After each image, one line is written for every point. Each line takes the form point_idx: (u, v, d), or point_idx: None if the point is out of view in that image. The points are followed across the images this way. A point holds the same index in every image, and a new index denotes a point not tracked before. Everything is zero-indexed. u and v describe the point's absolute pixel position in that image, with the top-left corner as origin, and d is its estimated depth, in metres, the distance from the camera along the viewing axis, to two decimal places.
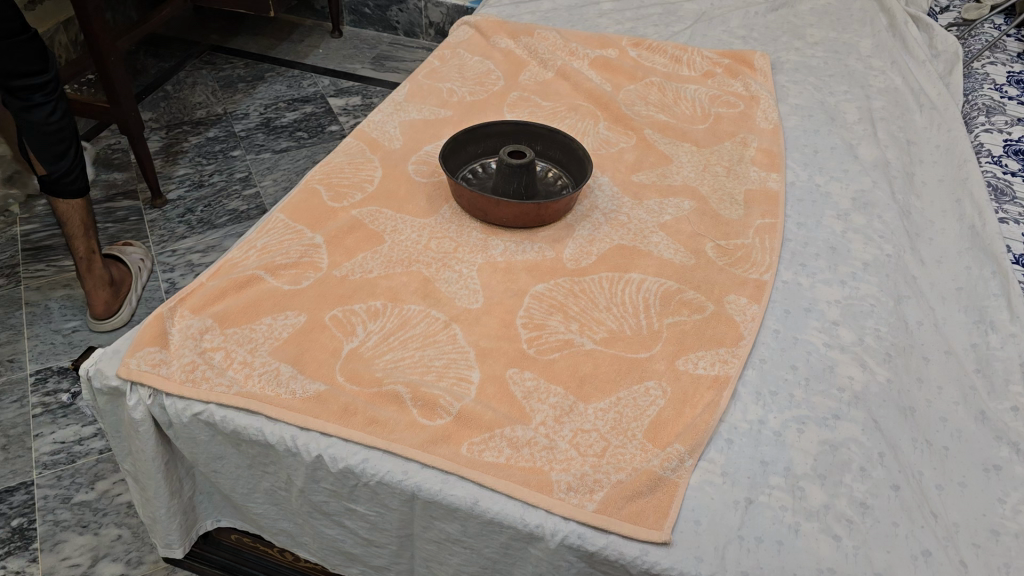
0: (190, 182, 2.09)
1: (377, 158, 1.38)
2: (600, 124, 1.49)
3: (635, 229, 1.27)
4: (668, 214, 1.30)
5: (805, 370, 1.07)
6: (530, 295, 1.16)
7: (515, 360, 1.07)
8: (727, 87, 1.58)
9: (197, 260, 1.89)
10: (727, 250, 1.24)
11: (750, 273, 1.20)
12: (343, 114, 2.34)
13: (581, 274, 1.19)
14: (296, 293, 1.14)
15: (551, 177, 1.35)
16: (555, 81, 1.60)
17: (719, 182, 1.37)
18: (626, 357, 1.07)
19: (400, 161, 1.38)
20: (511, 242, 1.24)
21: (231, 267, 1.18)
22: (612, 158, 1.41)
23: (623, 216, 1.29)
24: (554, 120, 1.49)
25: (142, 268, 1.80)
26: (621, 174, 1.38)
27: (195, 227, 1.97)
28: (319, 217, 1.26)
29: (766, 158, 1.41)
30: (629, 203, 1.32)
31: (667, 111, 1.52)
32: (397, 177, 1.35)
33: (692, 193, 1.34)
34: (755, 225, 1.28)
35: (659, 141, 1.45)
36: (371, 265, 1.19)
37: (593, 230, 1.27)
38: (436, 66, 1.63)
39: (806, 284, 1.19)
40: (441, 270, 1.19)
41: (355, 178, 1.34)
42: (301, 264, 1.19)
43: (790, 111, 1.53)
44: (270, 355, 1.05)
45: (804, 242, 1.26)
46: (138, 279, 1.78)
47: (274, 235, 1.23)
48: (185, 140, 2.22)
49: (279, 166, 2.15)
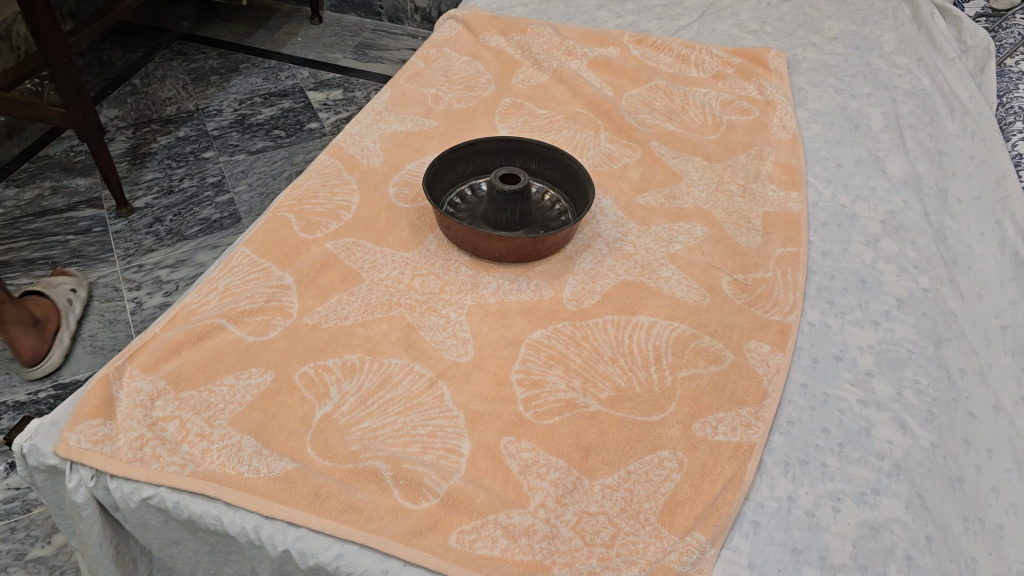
0: (158, 188, 1.94)
1: (354, 178, 1.25)
2: (601, 136, 1.35)
3: (642, 262, 1.14)
4: (679, 243, 1.17)
5: (838, 434, 0.94)
6: (526, 345, 1.03)
7: (511, 426, 0.94)
8: (739, 90, 1.44)
9: (166, 276, 1.75)
10: (745, 287, 1.11)
11: (771, 314, 1.07)
12: (324, 109, 2.19)
13: (584, 318, 1.06)
14: (262, 345, 1.01)
15: (547, 202, 1.21)
16: (550, 85, 1.46)
17: (733, 204, 1.23)
18: (636, 421, 0.95)
19: (380, 183, 1.24)
20: (504, 279, 1.11)
21: (189, 314, 1.04)
22: (615, 176, 1.27)
23: (629, 246, 1.16)
24: (550, 132, 1.35)
25: (71, 302, 1.62)
26: (626, 195, 1.24)
27: (164, 239, 1.83)
28: (288, 253, 1.13)
29: (785, 174, 1.28)
30: (635, 229, 1.19)
31: (674, 120, 1.38)
32: (377, 203, 1.21)
33: (704, 217, 1.21)
34: (775, 255, 1.15)
35: (666, 155, 1.31)
36: (347, 310, 1.06)
37: (595, 264, 1.13)
38: (419, 68, 1.49)
39: (835, 326, 1.06)
40: (426, 316, 1.06)
41: (328, 205, 1.20)
42: (267, 309, 1.05)
43: (809, 118, 1.39)
44: (231, 424, 0.92)
45: (830, 275, 1.13)
46: (67, 314, 1.60)
47: (237, 274, 1.10)
48: (154, 141, 2.07)
49: (255, 168, 2.01)
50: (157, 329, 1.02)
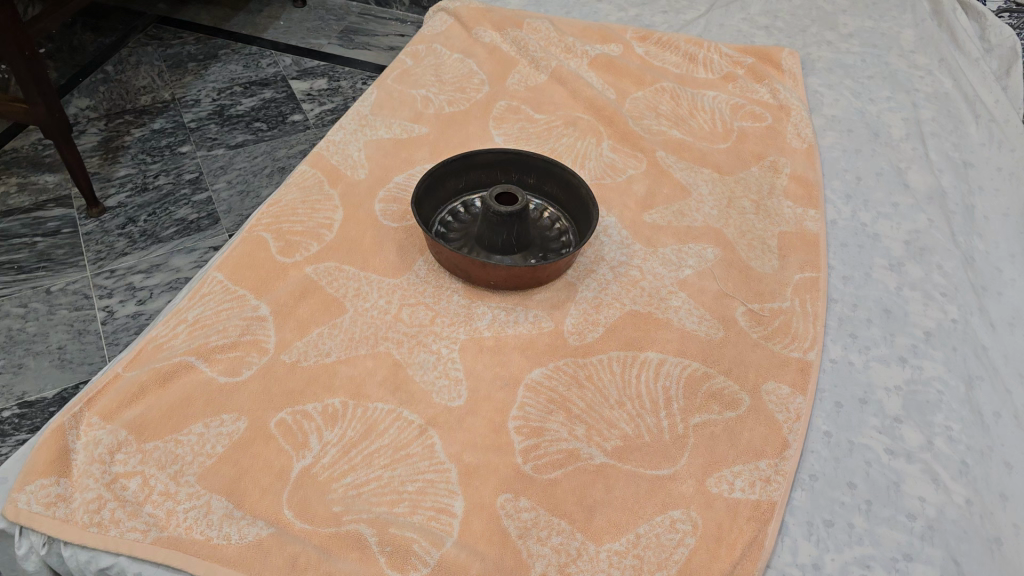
0: (132, 186, 1.83)
1: (337, 191, 1.15)
2: (604, 144, 1.25)
3: (650, 289, 1.05)
4: (689, 267, 1.08)
5: (865, 490, 0.86)
6: (524, 386, 0.94)
7: (508, 482, 0.85)
8: (751, 93, 1.35)
9: (139, 283, 1.65)
10: (761, 318, 1.02)
11: (790, 350, 0.99)
12: (308, 100, 2.08)
13: (587, 354, 0.98)
14: (234, 387, 0.92)
15: (548, 222, 1.12)
16: (549, 86, 1.36)
17: (747, 223, 1.14)
18: (646, 475, 0.86)
19: (365, 198, 1.15)
20: (500, 310, 1.02)
21: (156, 350, 0.95)
22: (619, 190, 1.18)
23: (635, 270, 1.07)
24: (549, 140, 1.26)
25: None
26: (630, 212, 1.15)
27: (137, 241, 1.72)
28: (265, 279, 1.04)
29: (801, 189, 1.19)
30: (641, 251, 1.10)
31: (682, 126, 1.29)
32: (361, 220, 1.12)
33: (715, 237, 1.12)
34: (793, 281, 1.07)
35: (674, 166, 1.22)
36: (329, 346, 0.97)
37: (599, 291, 1.05)
38: (408, 66, 1.39)
39: (858, 363, 0.98)
40: (415, 352, 0.97)
41: (308, 223, 1.11)
42: (241, 345, 0.96)
43: (826, 125, 1.30)
44: (199, 481, 0.84)
45: (852, 303, 1.05)
46: None
47: (208, 303, 1.01)
48: (127, 133, 1.96)
49: (234, 164, 1.90)
50: (119, 368, 0.93)
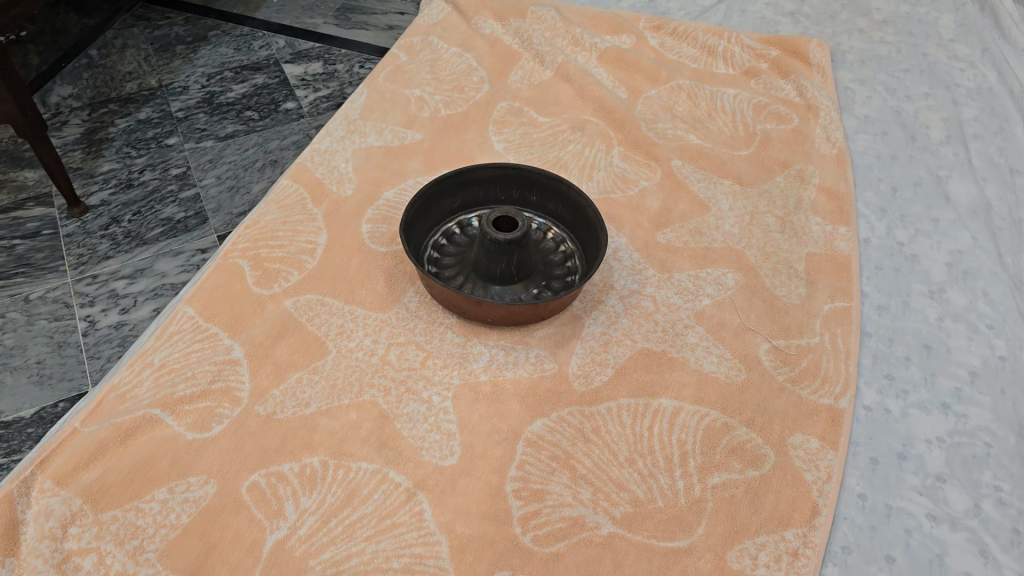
0: (116, 182, 1.74)
1: (321, 210, 1.05)
2: (614, 151, 1.15)
3: (664, 323, 0.95)
4: (707, 297, 0.98)
5: (905, 565, 0.77)
6: (524, 442, 0.85)
7: (504, 556, 0.76)
8: (775, 91, 1.23)
9: (122, 289, 1.56)
10: (788, 357, 0.92)
11: (820, 396, 0.88)
12: (301, 85, 1.97)
13: (594, 401, 0.88)
14: (203, 445, 0.83)
15: (552, 244, 1.02)
16: (554, 83, 1.25)
17: (771, 243, 1.04)
18: (658, 548, 0.77)
19: (352, 217, 1.05)
20: (499, 349, 0.93)
21: (118, 401, 0.87)
22: (631, 206, 1.08)
23: (648, 300, 0.97)
24: (554, 147, 1.15)
25: None
26: (643, 232, 1.05)
27: (121, 244, 1.63)
28: (240, 315, 0.95)
29: (831, 202, 1.08)
30: (654, 277, 1.00)
31: (700, 129, 1.18)
32: (347, 244, 1.02)
33: (736, 261, 1.02)
34: (822, 312, 0.96)
35: (691, 177, 1.11)
36: (308, 395, 0.88)
37: (608, 326, 0.95)
38: (402, 62, 1.28)
39: (896, 411, 0.88)
40: (404, 400, 0.88)
41: (288, 249, 1.01)
42: (211, 394, 0.88)
43: (858, 126, 1.19)
44: (161, 560, 0.75)
45: (889, 338, 0.95)
46: None
47: (177, 344, 0.92)
48: (111, 123, 1.86)
49: (224, 157, 1.79)
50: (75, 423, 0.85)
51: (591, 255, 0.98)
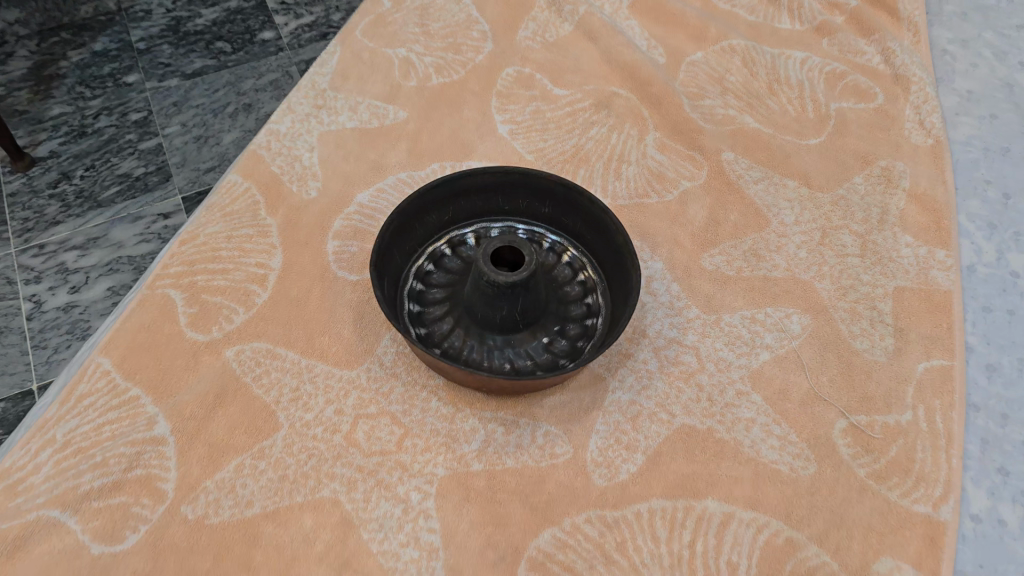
0: (67, 129, 1.50)
1: (277, 221, 0.83)
2: (648, 137, 0.90)
3: (711, 387, 0.74)
4: (766, 351, 0.76)
5: None
6: (528, 564, 0.65)
7: None
8: (854, 54, 0.98)
9: (72, 263, 1.35)
10: (869, 442, 0.71)
11: (913, 501, 0.68)
12: (281, 9, 1.69)
13: (619, 504, 0.68)
14: (112, 564, 0.65)
15: (568, 272, 0.80)
16: (574, 41, 1.00)
17: (849, 272, 0.81)
18: None
19: (315, 231, 0.83)
20: (498, 424, 0.72)
21: (7, 497, 0.67)
22: (669, 216, 0.85)
23: (691, 354, 0.76)
24: (573, 132, 0.91)
25: None
26: (684, 253, 0.82)
27: (71, 206, 1.41)
28: (167, 371, 0.74)
29: (925, 215, 0.85)
30: (699, 320, 0.78)
31: (757, 107, 0.93)
32: (307, 269, 0.80)
33: (803, 298, 0.80)
34: (914, 376, 0.75)
35: (746, 176, 0.87)
36: (251, 490, 0.68)
37: (639, 392, 0.74)
38: (385, 10, 1.02)
39: (1014, 522, 0.69)
40: (373, 499, 0.68)
41: (233, 276, 0.80)
42: (127, 487, 0.68)
43: (959, 105, 0.94)
44: None
45: (1002, 414, 0.74)
46: None
47: (87, 413, 0.72)
48: (62, 56, 1.60)
49: (190, 99, 1.55)
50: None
51: (618, 292, 0.76)
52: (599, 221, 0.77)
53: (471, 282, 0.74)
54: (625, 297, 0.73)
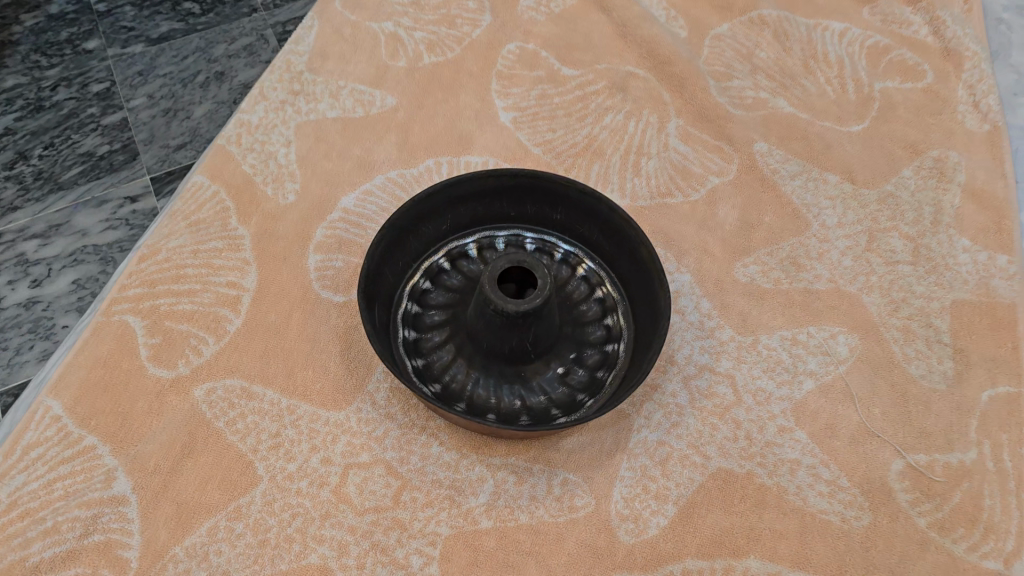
0: (17, 104, 1.24)
1: (249, 231, 0.73)
2: (670, 125, 0.80)
3: (750, 423, 0.65)
4: (810, 379, 0.67)
5: None
6: None
7: None
8: (898, 25, 0.87)
9: (33, 252, 1.10)
10: (930, 486, 0.63)
11: (982, 556, 0.60)
12: None
13: (650, 565, 0.60)
14: None
15: (584, 288, 0.71)
16: (584, 12, 0.88)
17: (901, 282, 0.72)
18: None
19: (294, 243, 0.72)
20: (509, 473, 0.63)
21: None
22: (696, 219, 0.75)
23: (726, 384, 0.67)
24: (584, 120, 0.81)
25: None
26: (715, 263, 0.73)
27: (24, 190, 1.15)
28: (127, 415, 0.65)
29: (985, 213, 0.75)
30: (733, 344, 0.69)
31: (792, 89, 0.82)
32: (286, 289, 0.70)
33: (850, 314, 0.70)
34: (978, 406, 0.66)
35: (782, 171, 0.77)
36: (226, 558, 0.59)
37: (668, 431, 0.65)
38: None
39: None
40: (368, 566, 0.59)
41: (201, 299, 0.70)
42: (83, 556, 0.59)
43: (1018, 84, 0.85)
44: None
45: None
46: None
47: (35, 467, 0.62)
48: (13, 17, 1.33)
49: (159, 66, 1.28)
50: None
51: (643, 314, 0.66)
52: (620, 232, 0.67)
53: (475, 307, 0.64)
54: (652, 322, 0.64)
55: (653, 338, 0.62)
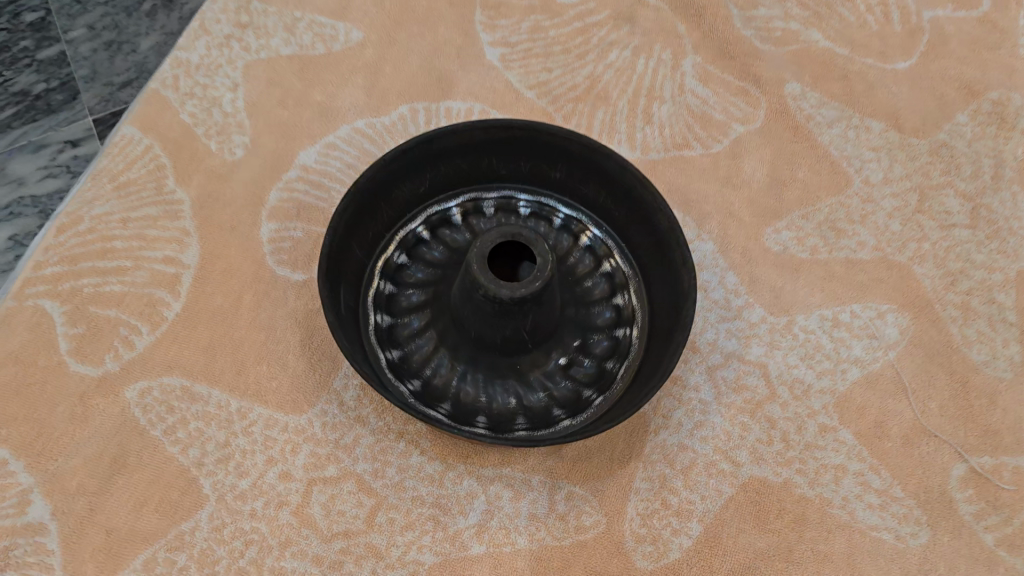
0: None
1: (190, 195, 0.61)
2: (686, 63, 0.68)
3: (787, 423, 0.55)
4: (855, 368, 0.57)
5: None
6: None
7: None
8: None
9: None
10: (997, 496, 0.54)
11: None
12: None
13: None
14: None
15: (590, 261, 0.60)
16: None
17: (957, 251, 0.62)
18: None
19: (243, 208, 0.61)
20: (503, 487, 0.53)
21: None
22: (719, 175, 0.63)
23: (758, 376, 0.57)
24: (586, 57, 0.68)
25: None
26: (742, 227, 0.62)
27: None
28: (44, 424, 0.53)
29: None
30: (766, 325, 0.58)
31: (827, 20, 0.71)
32: (234, 267, 0.59)
33: (899, 289, 0.60)
34: None
35: (818, 117, 0.66)
36: None
37: (691, 433, 0.55)
38: None
39: None
40: None
41: (132, 278, 0.58)
42: None
43: None
44: None
45: None
46: None
47: None
48: None
49: None
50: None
51: (660, 294, 0.56)
52: (633, 195, 0.56)
53: (461, 289, 0.53)
54: (672, 305, 0.53)
55: (673, 326, 0.52)
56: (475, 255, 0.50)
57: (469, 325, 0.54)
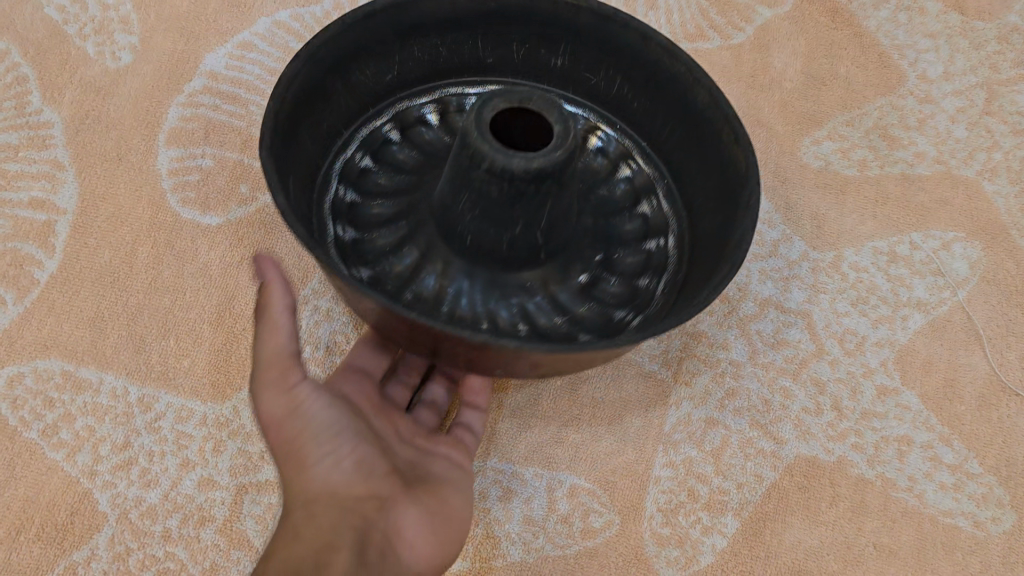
0: None
1: (63, 116, 0.47)
2: None
3: (838, 385, 0.45)
4: (918, 313, 0.46)
5: None
6: None
7: None
8: None
9: None
10: None
11: None
12: None
13: None
14: None
15: (604, 164, 0.44)
16: None
17: None
18: None
19: (136, 132, 0.47)
20: (487, 482, 0.41)
21: None
22: (744, 73, 0.51)
23: (803, 328, 0.46)
24: None
25: None
26: (774, 138, 0.50)
27: None
28: None
29: None
30: (807, 265, 0.47)
31: None
32: (127, 209, 0.45)
33: (967, 212, 0.49)
34: None
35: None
36: None
37: (722, 405, 0.44)
38: None
39: None
40: None
41: None
42: None
43: None
44: None
45: None
46: None
47: None
48: None
49: None
50: (267, 272, 0.33)
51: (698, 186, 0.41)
52: (658, 76, 0.41)
53: (451, 180, 0.36)
54: (723, 180, 0.38)
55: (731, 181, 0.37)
56: (472, 122, 0.34)
57: (464, 227, 0.37)
